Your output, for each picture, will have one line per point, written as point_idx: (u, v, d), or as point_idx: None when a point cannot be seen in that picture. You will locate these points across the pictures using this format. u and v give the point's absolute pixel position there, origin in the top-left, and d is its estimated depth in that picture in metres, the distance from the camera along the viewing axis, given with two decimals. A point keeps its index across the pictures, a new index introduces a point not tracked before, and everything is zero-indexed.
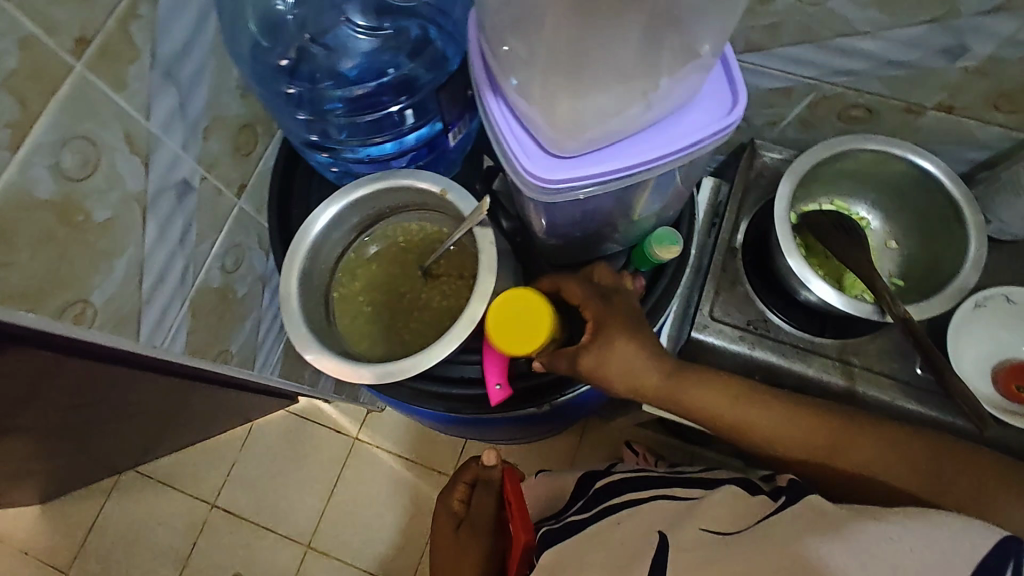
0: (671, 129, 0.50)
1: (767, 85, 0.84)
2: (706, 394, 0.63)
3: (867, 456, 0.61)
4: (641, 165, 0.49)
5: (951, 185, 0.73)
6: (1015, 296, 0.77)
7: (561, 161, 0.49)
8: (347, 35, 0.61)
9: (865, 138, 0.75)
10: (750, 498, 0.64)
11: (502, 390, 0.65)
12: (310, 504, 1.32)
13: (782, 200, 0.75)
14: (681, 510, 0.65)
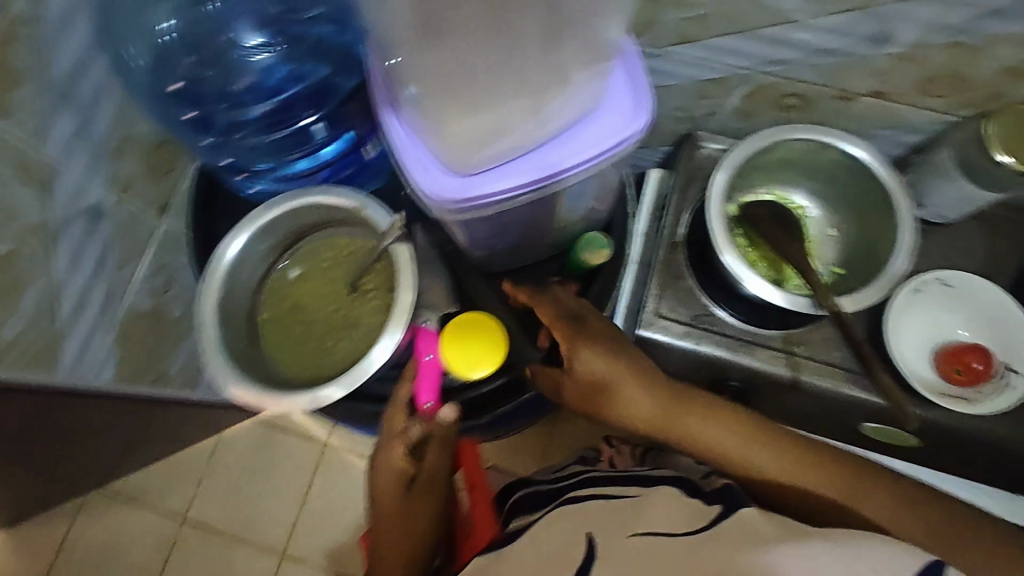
0: (577, 137, 0.49)
1: (703, 76, 0.83)
2: (717, 429, 0.63)
3: (879, 514, 0.58)
4: (551, 179, 0.48)
5: (883, 171, 0.73)
6: (951, 280, 0.77)
7: (464, 180, 0.48)
8: (241, 54, 0.61)
9: (795, 129, 0.75)
10: (689, 501, 0.60)
11: (431, 408, 0.63)
12: (283, 512, 1.30)
13: (716, 196, 0.75)
14: (612, 513, 0.60)
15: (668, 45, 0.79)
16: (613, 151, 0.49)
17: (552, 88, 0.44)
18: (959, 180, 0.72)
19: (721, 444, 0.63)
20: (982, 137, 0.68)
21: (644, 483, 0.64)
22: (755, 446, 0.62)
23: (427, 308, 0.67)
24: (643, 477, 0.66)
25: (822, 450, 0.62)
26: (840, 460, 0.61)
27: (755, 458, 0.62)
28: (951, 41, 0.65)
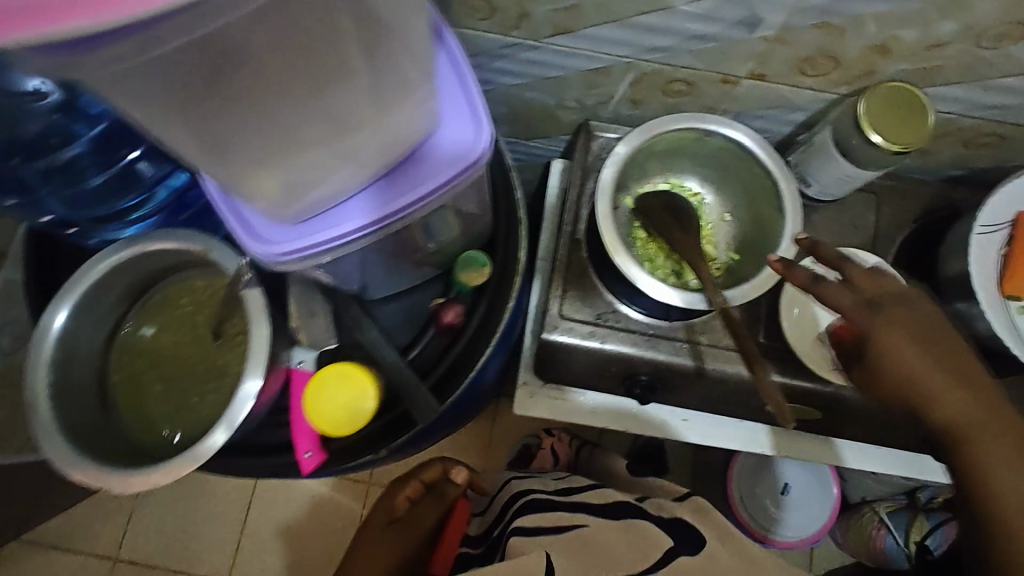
0: (398, 181, 0.50)
1: (586, 66, 0.80)
2: (918, 371, 0.52)
3: (1011, 491, 0.51)
4: (373, 229, 0.49)
5: (764, 155, 0.73)
6: (839, 257, 0.79)
7: (290, 230, 0.49)
8: (24, 106, 0.66)
9: (676, 119, 0.73)
10: (635, 522, 0.83)
11: (312, 457, 0.59)
12: (222, 540, 1.31)
13: (604, 195, 0.72)
14: (579, 535, 0.80)
15: (544, 37, 0.75)
16: (437, 191, 0.50)
17: (352, 146, 0.44)
18: (839, 159, 0.72)
19: (931, 395, 0.52)
20: (855, 116, 0.67)
21: (591, 514, 0.85)
22: (966, 440, 0.52)
23: (301, 346, 0.62)
24: (584, 507, 0.86)
25: (991, 399, 0.53)
26: (1006, 414, 0.52)
27: (952, 411, 0.52)
28: (819, 22, 0.64)
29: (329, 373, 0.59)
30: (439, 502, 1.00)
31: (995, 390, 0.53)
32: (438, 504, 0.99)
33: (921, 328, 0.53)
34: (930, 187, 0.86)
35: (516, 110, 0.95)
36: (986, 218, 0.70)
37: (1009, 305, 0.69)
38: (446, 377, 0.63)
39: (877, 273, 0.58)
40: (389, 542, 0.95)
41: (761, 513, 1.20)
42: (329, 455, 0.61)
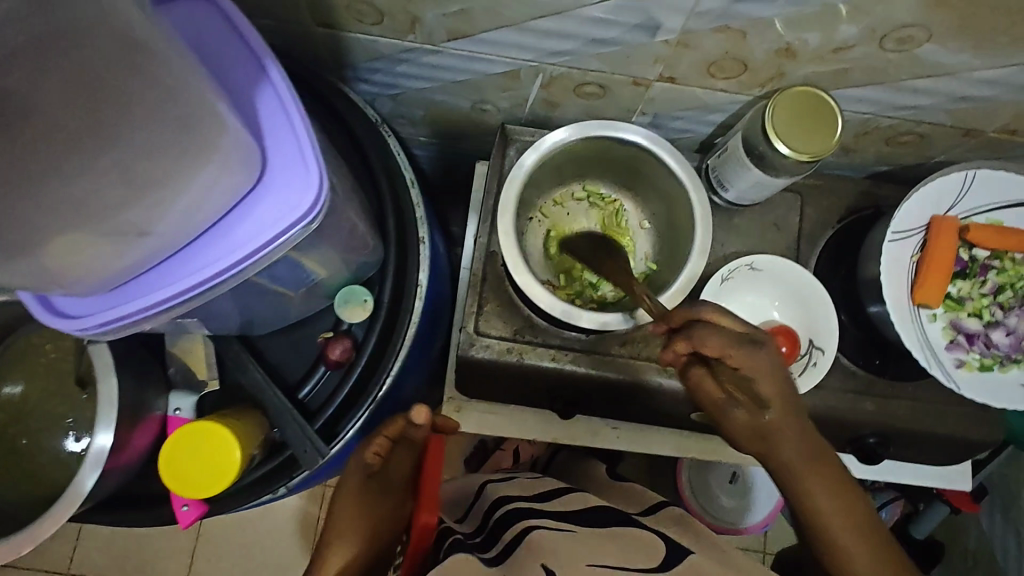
0: (233, 232, 0.41)
1: (491, 70, 0.75)
2: (787, 438, 0.57)
3: (847, 525, 0.58)
4: (192, 294, 0.41)
5: (670, 161, 0.70)
6: (758, 264, 0.77)
7: (99, 301, 0.42)
8: None
9: (579, 128, 0.70)
10: (632, 531, 0.68)
11: (189, 510, 0.57)
12: (177, 549, 1.28)
13: (507, 211, 0.69)
14: (580, 540, 0.64)
15: (442, 41, 0.70)
16: (282, 239, 0.41)
17: (149, 203, 0.37)
18: (749, 168, 0.70)
19: (778, 447, 0.57)
20: (763, 124, 0.64)
21: (580, 521, 0.70)
22: (801, 473, 0.58)
23: (178, 392, 0.62)
24: (577, 519, 0.70)
25: (817, 442, 0.59)
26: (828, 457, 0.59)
27: (795, 459, 0.58)
28: (718, 27, 0.60)
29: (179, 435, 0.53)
30: (412, 447, 0.70)
31: (811, 429, 0.59)
32: (411, 447, 0.70)
33: (777, 389, 0.56)
34: (854, 184, 0.84)
35: (430, 112, 0.90)
36: (899, 223, 0.68)
37: (920, 313, 0.68)
38: (335, 414, 0.61)
39: (716, 312, 0.56)
40: (367, 502, 0.69)
41: (710, 502, 1.18)
42: (212, 501, 0.59)
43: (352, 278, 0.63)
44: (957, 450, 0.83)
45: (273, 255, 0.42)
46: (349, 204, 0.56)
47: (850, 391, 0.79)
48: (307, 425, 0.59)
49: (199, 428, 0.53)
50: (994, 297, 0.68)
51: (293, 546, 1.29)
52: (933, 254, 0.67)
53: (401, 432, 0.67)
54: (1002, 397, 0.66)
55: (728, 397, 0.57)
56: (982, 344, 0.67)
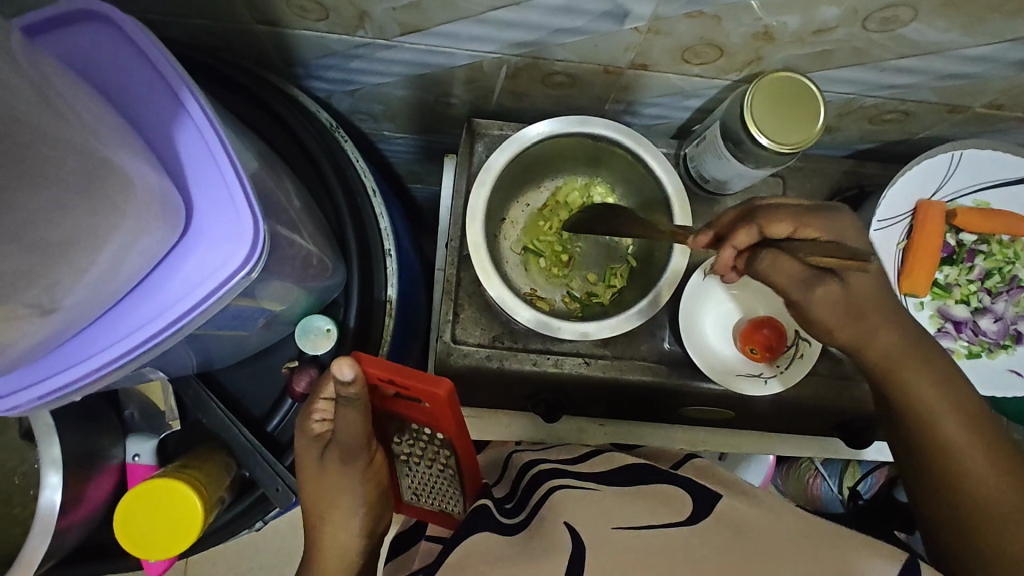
0: (162, 289, 0.37)
1: (451, 62, 0.70)
2: (889, 337, 0.57)
3: (960, 432, 0.56)
4: (128, 360, 0.38)
5: (648, 156, 0.66)
6: None
7: (18, 377, 0.38)
8: None
9: (548, 124, 0.65)
10: (653, 484, 0.60)
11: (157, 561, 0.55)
12: None
13: (476, 219, 0.64)
14: (613, 500, 0.56)
15: (396, 35, 0.65)
16: (217, 294, 0.37)
17: (56, 278, 0.33)
18: (729, 159, 0.66)
19: (868, 341, 0.57)
20: (742, 114, 0.61)
21: (602, 481, 0.61)
22: (899, 367, 0.57)
23: (136, 440, 0.60)
24: (607, 477, 0.62)
25: (922, 349, 0.58)
26: (943, 365, 0.57)
27: (902, 359, 0.57)
28: (691, 12, 0.56)
29: (125, 506, 0.51)
30: (361, 408, 0.52)
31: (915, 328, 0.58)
32: (354, 411, 0.51)
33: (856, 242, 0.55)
34: (838, 164, 0.81)
35: (393, 107, 0.84)
36: (885, 210, 0.65)
37: (906, 301, 0.66)
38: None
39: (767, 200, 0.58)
40: (339, 476, 0.57)
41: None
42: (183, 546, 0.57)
43: (314, 303, 0.59)
44: None
45: (210, 310, 0.39)
46: (300, 228, 0.51)
47: (838, 378, 0.78)
48: (275, 461, 0.56)
49: (143, 490, 0.51)
50: (981, 282, 0.66)
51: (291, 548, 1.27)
52: (920, 240, 0.64)
53: (344, 399, 0.50)
54: (989, 385, 0.64)
55: (818, 267, 0.54)
56: (969, 331, 0.65)
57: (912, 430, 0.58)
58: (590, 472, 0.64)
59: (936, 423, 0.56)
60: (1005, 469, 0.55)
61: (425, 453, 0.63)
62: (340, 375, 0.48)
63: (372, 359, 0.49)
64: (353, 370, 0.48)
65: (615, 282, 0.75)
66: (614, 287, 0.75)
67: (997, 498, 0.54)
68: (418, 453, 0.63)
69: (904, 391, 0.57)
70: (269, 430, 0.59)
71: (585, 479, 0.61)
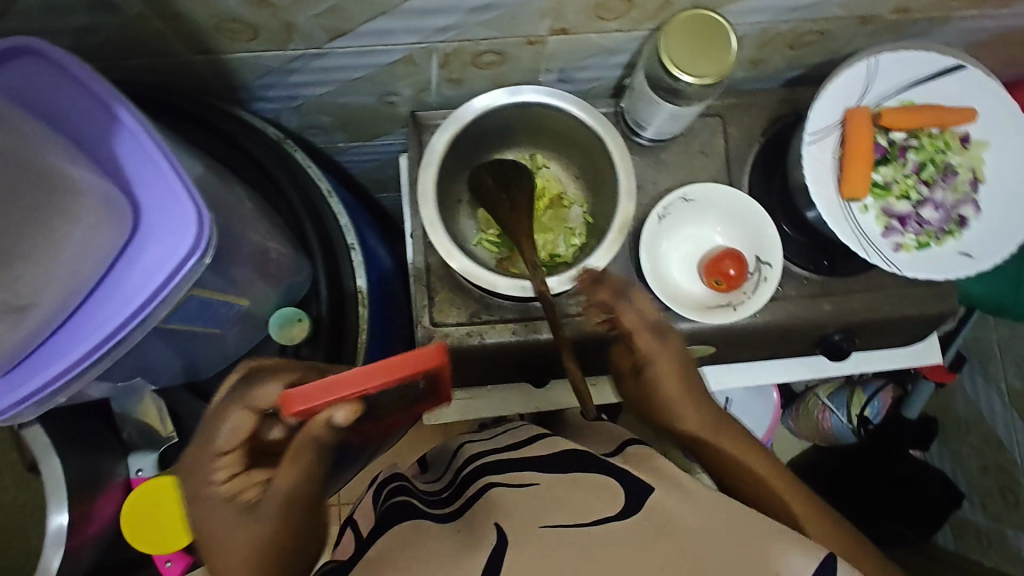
0: (122, 283, 0.41)
1: (384, 60, 0.73)
2: (691, 417, 0.63)
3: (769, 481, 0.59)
4: (103, 354, 0.42)
5: (581, 112, 0.69)
6: (690, 194, 0.77)
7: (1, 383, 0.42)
8: None
9: (483, 98, 0.68)
10: (589, 473, 0.55)
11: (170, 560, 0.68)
12: None
13: (428, 200, 0.67)
14: (550, 494, 0.53)
15: (325, 42, 0.68)
16: (171, 282, 0.41)
17: (24, 277, 0.38)
18: (658, 102, 0.70)
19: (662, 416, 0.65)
20: (660, 58, 0.64)
21: (547, 466, 0.58)
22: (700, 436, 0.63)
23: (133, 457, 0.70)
24: (543, 463, 0.59)
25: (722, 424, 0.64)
26: (741, 440, 0.63)
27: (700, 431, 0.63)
28: None
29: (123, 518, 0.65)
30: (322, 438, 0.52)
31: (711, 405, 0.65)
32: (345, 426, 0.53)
33: (668, 358, 0.65)
34: (771, 94, 0.85)
35: (341, 117, 0.88)
36: (814, 124, 0.69)
37: (851, 207, 0.68)
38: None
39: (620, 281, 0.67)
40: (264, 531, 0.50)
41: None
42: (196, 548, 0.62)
43: (285, 299, 0.63)
44: (918, 328, 0.85)
45: (169, 299, 0.42)
46: (252, 230, 0.55)
47: (806, 296, 0.81)
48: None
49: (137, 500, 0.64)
50: (918, 174, 0.68)
51: None
52: (852, 147, 0.67)
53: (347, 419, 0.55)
54: (942, 271, 0.66)
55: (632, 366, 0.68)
56: (915, 224, 0.67)
57: (728, 479, 0.61)
58: (527, 461, 0.61)
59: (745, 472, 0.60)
60: (793, 486, 0.59)
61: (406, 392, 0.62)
62: (340, 422, 0.51)
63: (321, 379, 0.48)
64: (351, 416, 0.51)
65: (575, 241, 0.77)
66: (575, 245, 0.77)
67: (775, 512, 0.57)
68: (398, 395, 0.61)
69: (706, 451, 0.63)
70: None
71: (521, 472, 0.59)
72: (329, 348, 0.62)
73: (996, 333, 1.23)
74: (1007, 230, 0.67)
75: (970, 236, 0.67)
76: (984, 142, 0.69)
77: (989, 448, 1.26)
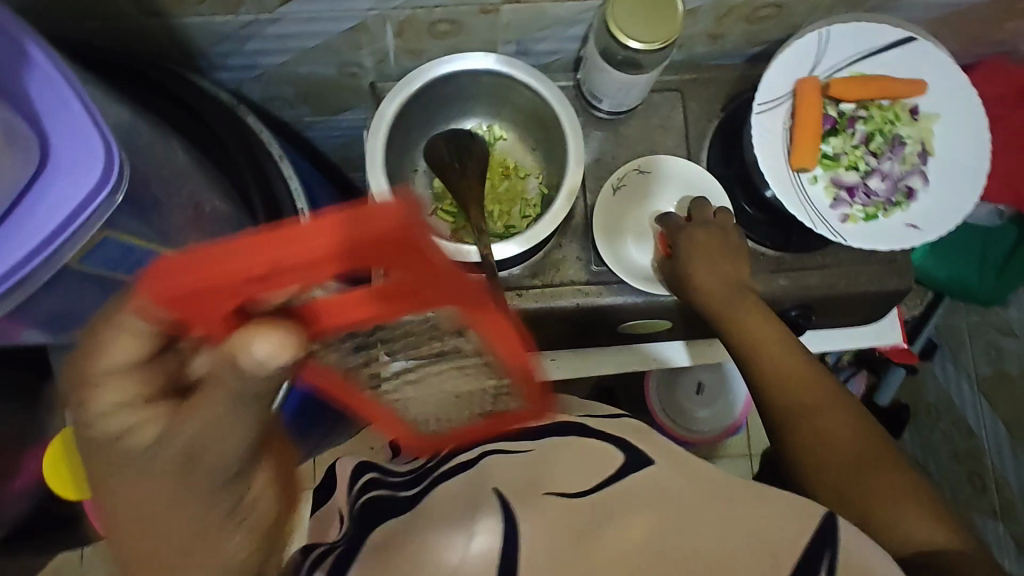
0: (31, 215, 0.44)
1: (338, 28, 0.73)
2: (819, 394, 0.64)
3: (884, 479, 0.59)
4: (6, 288, 0.45)
5: (533, 80, 0.69)
6: (645, 166, 0.77)
7: None
8: None
9: (441, 62, 0.68)
10: (587, 444, 0.56)
11: None
12: None
13: (376, 166, 0.67)
14: (540, 453, 0.55)
15: (275, 7, 0.68)
16: (82, 214, 0.45)
17: None
18: (608, 71, 0.71)
19: (778, 371, 0.65)
20: (609, 26, 0.64)
21: (531, 431, 0.59)
22: (824, 407, 0.63)
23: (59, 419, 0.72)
24: (529, 429, 0.60)
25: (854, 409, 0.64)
26: (859, 421, 0.63)
27: (823, 403, 0.63)
28: None
29: None
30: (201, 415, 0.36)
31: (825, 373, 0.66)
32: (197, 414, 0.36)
33: (727, 268, 0.71)
34: (731, 70, 0.85)
35: (302, 88, 0.88)
36: (764, 95, 0.69)
37: (800, 177, 0.68)
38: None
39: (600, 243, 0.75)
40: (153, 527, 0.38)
41: (687, 418, 1.16)
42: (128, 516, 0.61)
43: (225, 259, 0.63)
44: (875, 306, 0.85)
45: (79, 231, 0.45)
46: (180, 185, 0.58)
47: (762, 271, 0.81)
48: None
49: None
50: (866, 146, 0.68)
51: None
52: (802, 117, 0.67)
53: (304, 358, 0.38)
54: (888, 241, 0.66)
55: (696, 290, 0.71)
56: (862, 195, 0.68)
57: (816, 449, 0.62)
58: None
59: (865, 457, 0.60)
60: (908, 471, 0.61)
61: (428, 346, 0.45)
62: (262, 359, 0.34)
63: (183, 252, 0.31)
64: (289, 346, 0.34)
65: (529, 212, 0.78)
66: (530, 217, 0.77)
67: (868, 510, 0.58)
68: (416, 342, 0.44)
69: (815, 424, 0.62)
70: None
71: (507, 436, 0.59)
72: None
73: (965, 320, 1.23)
74: (955, 202, 0.67)
75: (917, 208, 0.67)
76: (934, 114, 0.68)
77: (958, 435, 1.26)
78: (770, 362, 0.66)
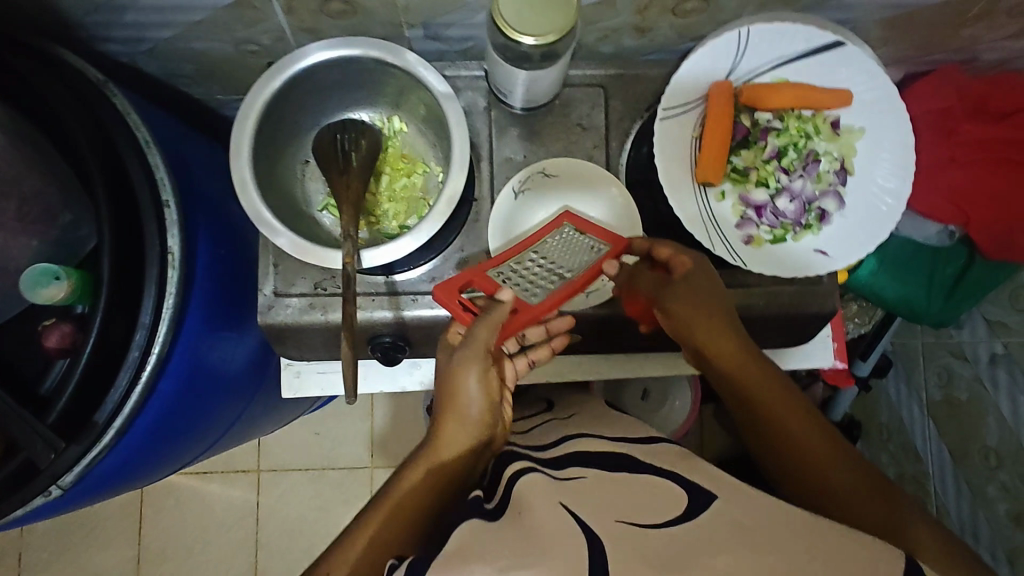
0: None
1: (219, 2, 0.67)
2: (795, 414, 0.63)
3: (889, 517, 0.57)
4: None
5: (423, 71, 0.64)
6: (550, 169, 0.73)
7: None
8: None
9: (312, 48, 0.63)
10: (638, 474, 0.58)
11: None
12: (123, 515, 1.36)
13: (242, 158, 0.62)
14: (613, 496, 0.54)
15: None
16: None
17: None
18: (506, 64, 0.65)
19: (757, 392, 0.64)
20: (496, 21, 0.58)
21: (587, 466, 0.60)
22: (789, 426, 0.63)
23: None
24: (584, 460, 0.61)
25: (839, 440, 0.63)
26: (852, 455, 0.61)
27: (793, 427, 0.63)
28: None
29: None
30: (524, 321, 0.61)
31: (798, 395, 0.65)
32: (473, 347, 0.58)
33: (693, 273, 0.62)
34: (661, 67, 0.78)
35: (204, 65, 0.82)
36: (672, 99, 0.63)
37: (706, 192, 0.64)
38: (68, 407, 0.58)
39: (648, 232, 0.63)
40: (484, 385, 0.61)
41: (662, 422, 1.11)
42: None
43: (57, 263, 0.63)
44: (801, 328, 0.80)
45: None
46: None
47: None
48: (40, 423, 0.57)
49: None
50: (777, 161, 0.65)
51: (236, 506, 1.37)
52: (709, 125, 0.62)
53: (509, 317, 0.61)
54: (792, 267, 0.62)
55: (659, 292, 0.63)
56: (770, 215, 0.64)
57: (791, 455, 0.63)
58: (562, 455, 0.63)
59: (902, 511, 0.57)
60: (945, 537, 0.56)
61: (543, 277, 0.63)
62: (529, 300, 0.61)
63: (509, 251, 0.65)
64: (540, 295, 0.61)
65: (426, 212, 0.73)
66: (421, 214, 0.73)
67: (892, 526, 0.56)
68: (544, 253, 0.65)
69: (785, 424, 0.63)
70: (42, 392, 0.62)
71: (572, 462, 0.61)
72: (114, 312, 0.60)
73: (920, 341, 1.16)
74: (871, 228, 0.62)
75: (828, 234, 0.63)
76: (858, 129, 0.62)
77: (904, 457, 1.19)
78: (757, 388, 0.64)
